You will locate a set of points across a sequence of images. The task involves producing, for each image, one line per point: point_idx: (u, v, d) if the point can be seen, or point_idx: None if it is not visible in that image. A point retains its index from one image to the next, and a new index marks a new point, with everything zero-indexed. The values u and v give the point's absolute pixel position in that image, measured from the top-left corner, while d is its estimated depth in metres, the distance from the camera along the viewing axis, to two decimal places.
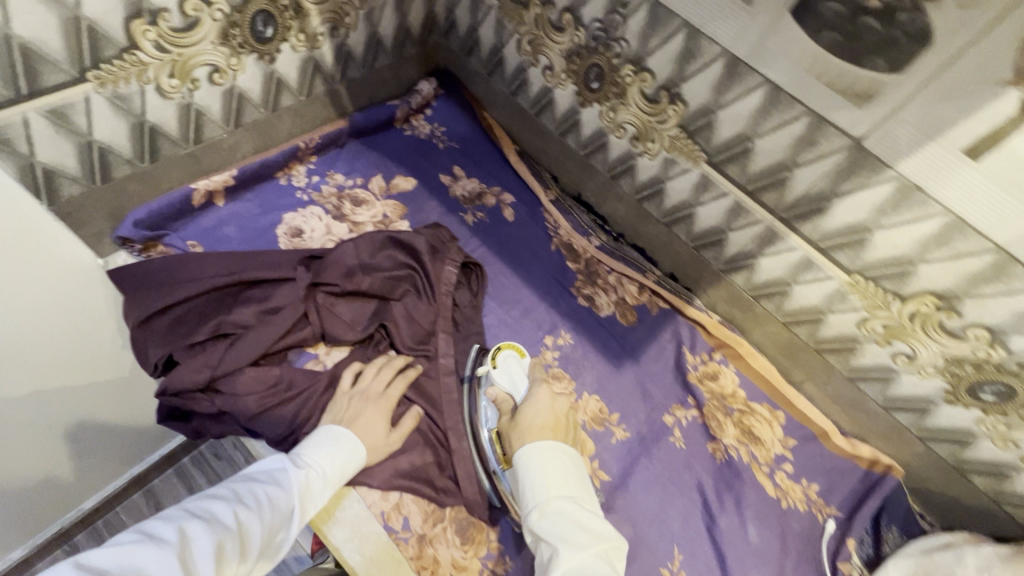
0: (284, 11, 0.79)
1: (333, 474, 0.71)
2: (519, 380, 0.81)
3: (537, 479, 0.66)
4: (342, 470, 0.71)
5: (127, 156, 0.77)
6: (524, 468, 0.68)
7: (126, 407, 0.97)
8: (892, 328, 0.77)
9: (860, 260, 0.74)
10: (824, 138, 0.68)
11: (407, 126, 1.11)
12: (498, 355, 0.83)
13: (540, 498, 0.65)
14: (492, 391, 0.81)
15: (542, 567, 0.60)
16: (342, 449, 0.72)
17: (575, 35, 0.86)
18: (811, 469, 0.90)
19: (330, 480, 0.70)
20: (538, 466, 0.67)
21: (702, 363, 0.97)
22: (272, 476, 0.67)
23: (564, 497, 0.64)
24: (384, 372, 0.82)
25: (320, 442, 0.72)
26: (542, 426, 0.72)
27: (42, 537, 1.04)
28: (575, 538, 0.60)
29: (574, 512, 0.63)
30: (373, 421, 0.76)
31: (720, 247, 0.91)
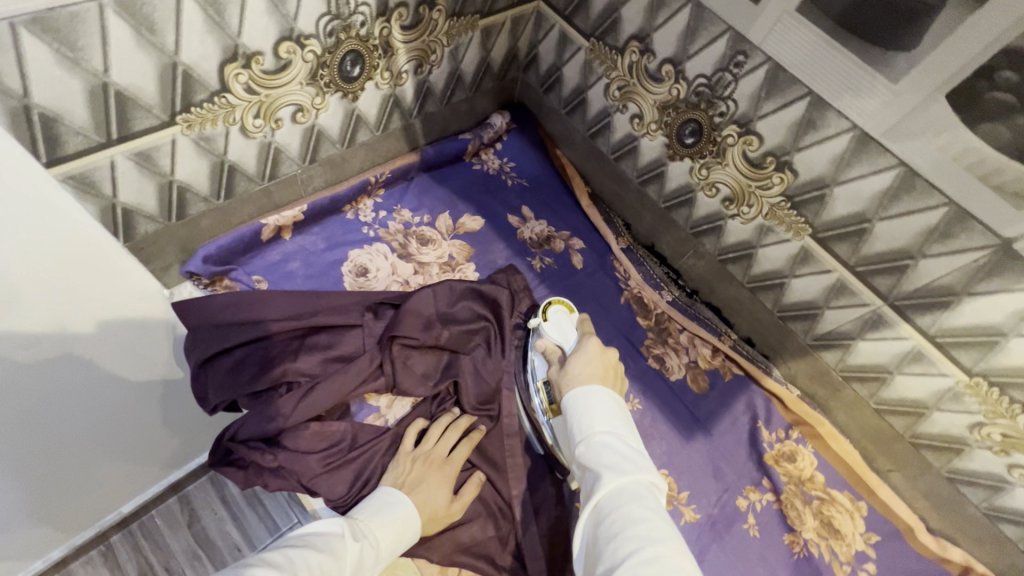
0: (373, 51, 0.76)
1: (386, 548, 0.65)
2: (570, 334, 0.79)
3: (582, 413, 0.62)
4: (396, 542, 0.66)
5: (203, 194, 0.75)
6: (570, 407, 0.64)
7: (175, 436, 0.94)
8: (1013, 439, 0.69)
9: (986, 363, 0.67)
10: (963, 233, 0.61)
11: (477, 161, 1.07)
12: (548, 308, 0.81)
13: (587, 430, 0.61)
14: (542, 342, 0.80)
15: (584, 493, 0.56)
16: (400, 519, 0.68)
17: (674, 88, 0.80)
18: (896, 571, 0.82)
19: (382, 553, 0.65)
20: (583, 403, 0.63)
21: (779, 441, 0.90)
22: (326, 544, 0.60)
23: (609, 429, 0.60)
24: (449, 432, 0.78)
25: (377, 510, 0.68)
26: (590, 375, 0.68)
27: (81, 537, 0.99)
28: (621, 464, 0.55)
29: (617, 440, 0.59)
30: (437, 489, 0.72)
31: (812, 322, 0.84)
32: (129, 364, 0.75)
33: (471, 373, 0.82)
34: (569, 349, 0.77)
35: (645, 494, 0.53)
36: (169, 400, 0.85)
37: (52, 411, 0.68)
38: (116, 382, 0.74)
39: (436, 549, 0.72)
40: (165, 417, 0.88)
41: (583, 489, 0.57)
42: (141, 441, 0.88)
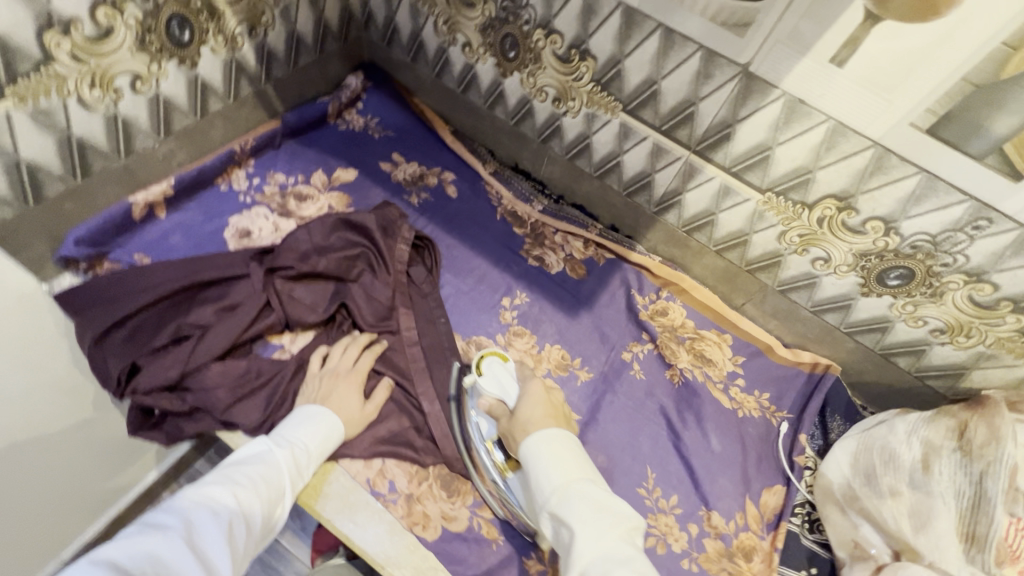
0: (198, 14, 0.81)
1: (317, 449, 0.72)
2: (509, 385, 0.78)
3: (550, 468, 0.64)
4: (324, 442, 0.73)
5: (58, 174, 0.78)
6: (534, 458, 0.66)
7: (101, 455, 0.91)
8: (807, 236, 0.85)
9: (768, 178, 0.82)
10: (717, 70, 0.75)
11: (341, 121, 1.14)
12: (482, 362, 0.81)
13: (557, 484, 0.63)
14: (484, 401, 0.78)
15: (566, 554, 0.58)
16: (325, 422, 0.74)
17: (485, 9, 0.92)
18: (761, 380, 0.98)
19: (315, 454, 0.72)
20: (549, 457, 0.65)
21: (651, 302, 1.03)
22: (261, 456, 0.68)
23: (579, 480, 0.63)
24: (353, 347, 0.84)
25: (304, 421, 0.74)
26: (541, 417, 0.72)
27: None
28: (596, 521, 0.58)
29: (590, 493, 0.61)
30: (347, 393, 0.79)
31: (649, 190, 0.98)
32: (30, 379, 0.74)
33: (358, 294, 0.90)
34: (513, 399, 0.77)
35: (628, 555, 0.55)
36: (84, 424, 0.85)
37: None
38: (23, 400, 0.74)
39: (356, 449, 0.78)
40: (82, 426, 0.85)
41: (561, 547, 0.60)
42: (66, 459, 0.84)
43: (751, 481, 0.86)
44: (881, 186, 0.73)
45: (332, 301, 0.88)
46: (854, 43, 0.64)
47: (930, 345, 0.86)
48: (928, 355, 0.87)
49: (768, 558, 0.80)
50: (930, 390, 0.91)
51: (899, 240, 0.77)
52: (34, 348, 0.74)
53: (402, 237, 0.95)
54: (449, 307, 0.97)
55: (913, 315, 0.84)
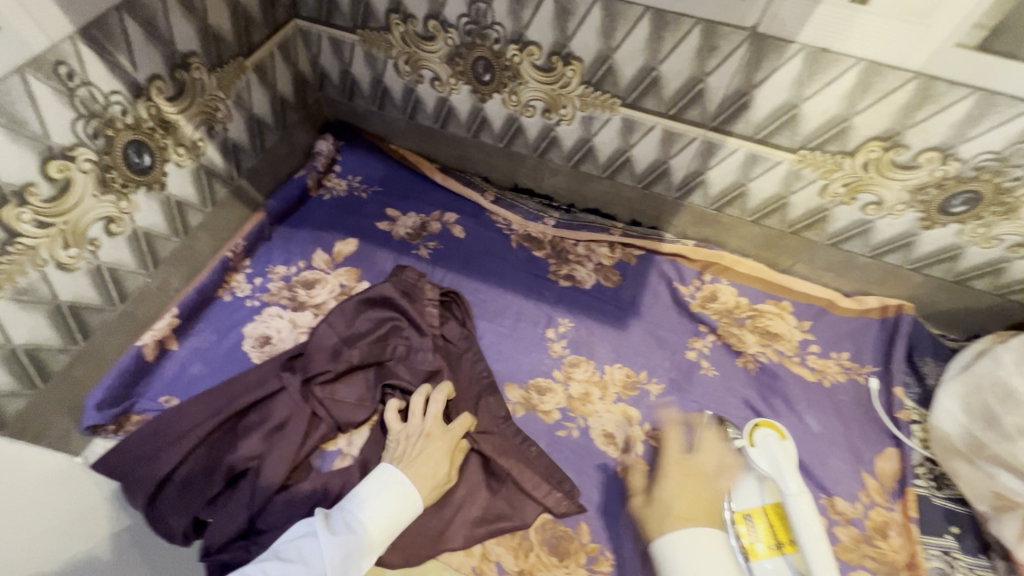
0: (153, 133, 0.73)
1: (377, 532, 0.65)
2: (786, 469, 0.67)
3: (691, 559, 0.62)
4: (389, 522, 0.66)
5: (57, 345, 0.71)
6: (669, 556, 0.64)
7: None
8: (853, 184, 0.79)
9: (799, 135, 0.75)
10: (722, 40, 0.68)
11: (323, 191, 1.07)
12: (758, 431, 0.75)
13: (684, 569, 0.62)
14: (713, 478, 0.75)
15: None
16: (397, 492, 0.68)
17: (448, 38, 0.84)
18: (835, 340, 0.92)
19: (375, 538, 0.64)
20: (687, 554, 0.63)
21: (698, 289, 0.97)
22: (299, 551, 0.62)
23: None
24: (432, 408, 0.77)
25: (374, 493, 0.67)
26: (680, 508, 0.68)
27: None
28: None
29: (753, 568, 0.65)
30: (434, 458, 0.72)
31: (668, 177, 0.91)
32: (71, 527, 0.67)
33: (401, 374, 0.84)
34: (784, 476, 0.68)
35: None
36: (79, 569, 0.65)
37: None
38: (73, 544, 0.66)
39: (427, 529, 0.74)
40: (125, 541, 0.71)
41: None
42: None
43: (861, 452, 0.81)
44: (931, 116, 0.67)
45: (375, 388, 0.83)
46: None
47: (1011, 261, 0.80)
48: (1008, 271, 0.82)
49: (906, 530, 0.74)
50: (1016, 305, 0.85)
51: (960, 165, 0.71)
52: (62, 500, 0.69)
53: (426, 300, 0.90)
54: (496, 355, 0.91)
55: (986, 236, 0.78)
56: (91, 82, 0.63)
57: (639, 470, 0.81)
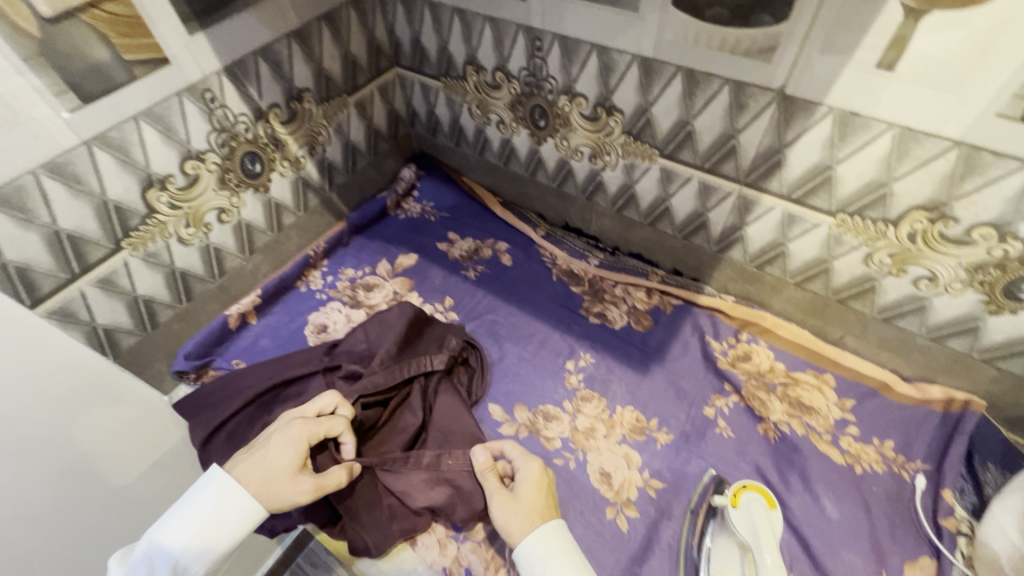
0: (266, 148, 0.93)
1: (191, 556, 0.60)
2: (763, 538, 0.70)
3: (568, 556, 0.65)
4: (204, 534, 0.60)
5: (167, 301, 0.91)
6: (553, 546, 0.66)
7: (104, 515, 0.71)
8: (899, 255, 0.74)
9: (836, 198, 0.73)
10: (750, 99, 0.71)
11: (400, 211, 1.23)
12: (741, 496, 0.75)
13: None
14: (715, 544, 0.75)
15: None
16: (218, 502, 0.62)
17: (511, 88, 0.95)
18: (879, 426, 0.83)
19: (187, 563, 0.59)
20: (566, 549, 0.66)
21: (730, 347, 0.95)
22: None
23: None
24: (326, 403, 0.77)
25: (189, 511, 0.61)
26: (541, 502, 0.70)
27: None
28: None
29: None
30: (278, 451, 0.68)
31: (707, 229, 0.92)
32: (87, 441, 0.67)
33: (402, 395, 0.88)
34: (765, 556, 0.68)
35: None
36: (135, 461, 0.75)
37: (89, 478, 0.67)
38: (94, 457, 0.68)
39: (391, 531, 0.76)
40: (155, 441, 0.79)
41: None
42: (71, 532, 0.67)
43: (884, 552, 0.72)
44: (978, 188, 0.62)
45: (383, 386, 0.85)
46: (901, 42, 0.57)
47: None
48: None
49: None
50: None
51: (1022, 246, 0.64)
52: (111, 404, 0.70)
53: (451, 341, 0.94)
54: (514, 376, 0.96)
55: None
56: (227, 105, 0.83)
57: (628, 515, 0.79)
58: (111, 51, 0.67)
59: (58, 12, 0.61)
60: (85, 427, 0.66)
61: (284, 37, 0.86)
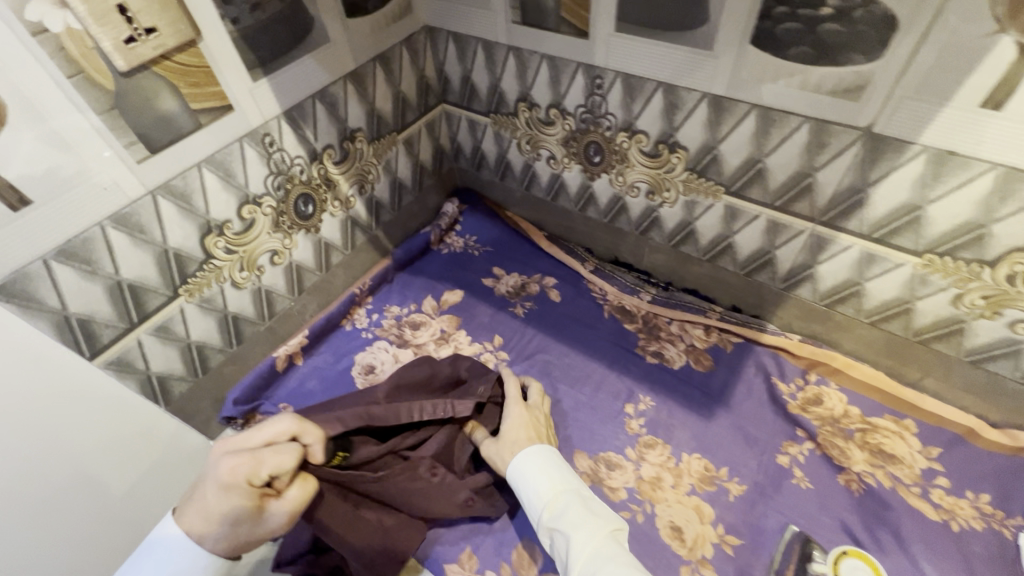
0: (319, 189, 0.92)
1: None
2: None
3: (547, 471, 0.70)
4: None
5: (218, 346, 0.89)
6: (534, 465, 0.71)
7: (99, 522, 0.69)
8: (994, 297, 0.70)
9: (924, 238, 0.70)
10: (833, 137, 0.68)
11: (443, 246, 1.21)
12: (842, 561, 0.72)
13: (548, 489, 0.68)
14: None
15: (543, 503, 0.67)
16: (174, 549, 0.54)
17: (565, 124, 0.93)
18: (972, 477, 0.78)
19: None
20: (545, 466, 0.71)
21: (800, 389, 0.90)
22: None
23: (566, 492, 0.68)
24: (283, 426, 0.61)
25: (144, 569, 0.54)
26: (522, 436, 0.76)
27: None
28: (554, 498, 0.67)
29: (621, 558, 0.60)
30: (223, 496, 0.52)
31: (772, 266, 0.89)
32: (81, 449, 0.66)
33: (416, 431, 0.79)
34: None
35: (614, 553, 0.61)
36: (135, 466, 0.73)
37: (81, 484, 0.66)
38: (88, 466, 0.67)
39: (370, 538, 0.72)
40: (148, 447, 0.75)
41: (545, 502, 0.68)
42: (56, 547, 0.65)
43: None
44: None
45: (379, 413, 0.74)
46: (1012, 81, 0.53)
47: None
48: None
49: None
50: None
51: None
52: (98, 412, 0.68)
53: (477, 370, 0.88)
54: (571, 420, 0.92)
55: None
56: (284, 148, 0.82)
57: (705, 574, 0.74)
58: (180, 101, 0.66)
59: (133, 65, 0.60)
60: (79, 429, 0.65)
61: (341, 79, 0.85)
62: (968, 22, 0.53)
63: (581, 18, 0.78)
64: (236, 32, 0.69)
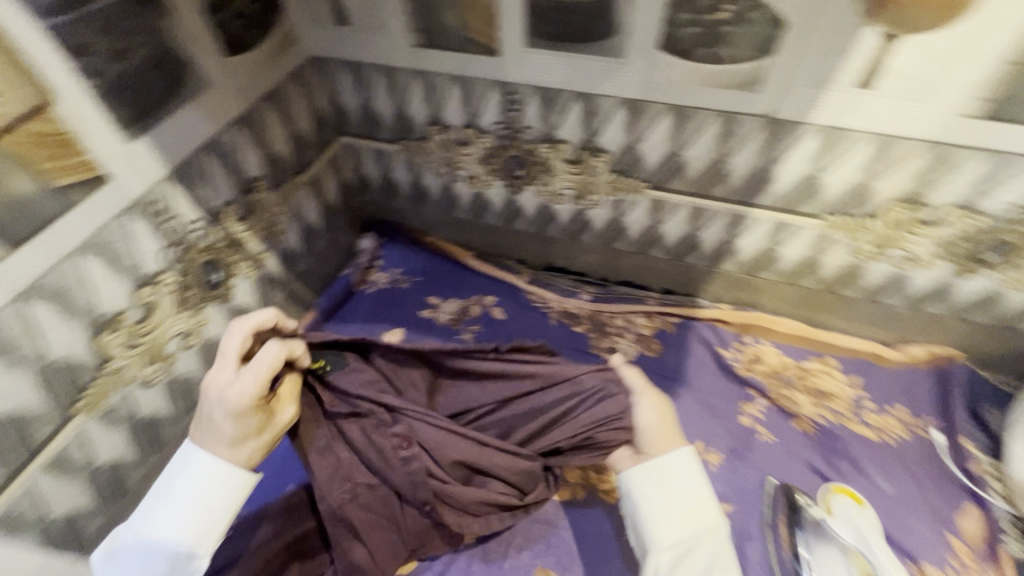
0: (225, 251, 0.80)
1: (196, 536, 0.56)
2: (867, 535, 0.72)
3: (704, 493, 0.62)
4: (199, 519, 0.57)
5: (133, 461, 0.74)
6: (689, 475, 0.63)
7: None
8: (881, 242, 0.82)
9: (823, 203, 0.80)
10: (739, 126, 0.75)
11: (367, 285, 1.11)
12: (831, 501, 0.78)
13: (709, 518, 0.61)
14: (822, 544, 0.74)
15: (699, 531, 0.60)
16: (193, 487, 0.57)
17: (483, 143, 0.92)
18: (888, 394, 0.91)
19: (192, 546, 0.56)
20: (697, 478, 0.63)
21: (740, 352, 0.98)
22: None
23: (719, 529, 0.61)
24: (239, 338, 0.62)
25: (163, 516, 0.56)
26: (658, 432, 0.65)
27: None
28: (704, 528, 0.60)
29: None
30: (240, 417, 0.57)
31: (698, 248, 0.96)
32: None
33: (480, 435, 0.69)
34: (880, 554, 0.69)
35: None
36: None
37: None
38: None
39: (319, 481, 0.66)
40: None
41: (700, 529, 0.60)
42: None
43: (941, 513, 0.79)
44: (946, 178, 0.71)
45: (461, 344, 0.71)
46: (880, 64, 0.63)
47: None
48: None
49: None
50: None
51: (986, 219, 0.74)
52: None
53: (610, 402, 0.68)
54: None
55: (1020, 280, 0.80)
56: (178, 215, 0.70)
57: None
58: (39, 181, 0.53)
59: None
60: None
61: (232, 126, 0.75)
62: (841, 17, 0.61)
63: (489, 37, 0.77)
64: (99, 88, 0.57)
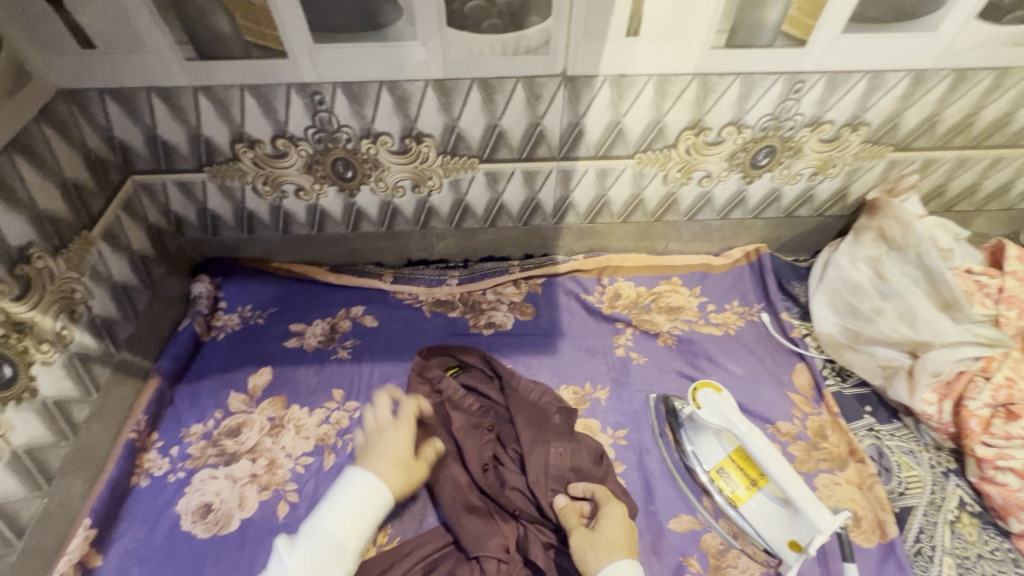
0: (8, 339, 0.67)
1: (346, 534, 0.62)
2: (732, 417, 0.75)
3: None
4: (352, 523, 0.63)
5: None
6: None
7: None
8: (685, 167, 0.94)
9: (631, 143, 0.89)
10: (542, 88, 0.80)
11: (216, 332, 0.99)
12: (698, 395, 0.80)
13: None
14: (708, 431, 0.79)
15: None
16: (359, 491, 0.65)
17: (300, 152, 0.86)
18: (723, 294, 1.06)
19: (344, 541, 0.61)
20: None
21: (603, 293, 1.06)
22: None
23: None
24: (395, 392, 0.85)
25: (336, 504, 0.63)
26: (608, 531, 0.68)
27: None
28: None
29: None
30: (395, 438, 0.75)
31: (541, 208, 1.01)
32: None
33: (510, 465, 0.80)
34: (742, 431, 0.73)
35: None
36: None
37: None
38: None
39: (460, 412, 0.84)
40: None
41: None
42: None
43: (780, 376, 0.95)
44: (716, 101, 0.83)
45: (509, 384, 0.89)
46: (638, 12, 0.71)
47: (815, 187, 1.00)
48: (817, 196, 1.02)
49: (837, 425, 0.88)
50: (831, 218, 1.07)
51: (752, 130, 0.89)
52: None
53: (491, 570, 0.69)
54: None
55: (790, 174, 0.97)
56: None
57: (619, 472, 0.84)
58: None
59: None
60: None
61: None
62: None
63: (271, 38, 0.72)
64: None
